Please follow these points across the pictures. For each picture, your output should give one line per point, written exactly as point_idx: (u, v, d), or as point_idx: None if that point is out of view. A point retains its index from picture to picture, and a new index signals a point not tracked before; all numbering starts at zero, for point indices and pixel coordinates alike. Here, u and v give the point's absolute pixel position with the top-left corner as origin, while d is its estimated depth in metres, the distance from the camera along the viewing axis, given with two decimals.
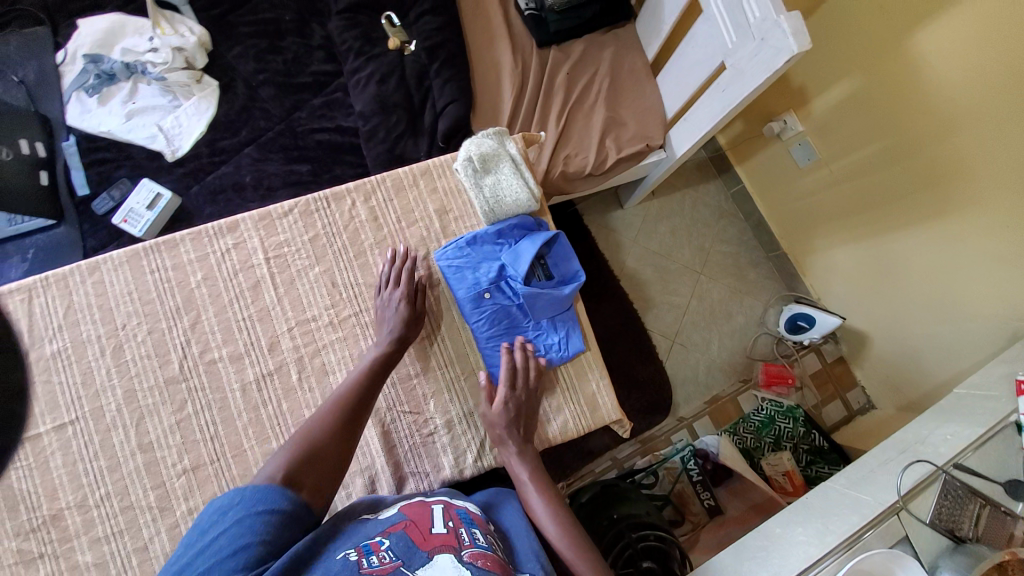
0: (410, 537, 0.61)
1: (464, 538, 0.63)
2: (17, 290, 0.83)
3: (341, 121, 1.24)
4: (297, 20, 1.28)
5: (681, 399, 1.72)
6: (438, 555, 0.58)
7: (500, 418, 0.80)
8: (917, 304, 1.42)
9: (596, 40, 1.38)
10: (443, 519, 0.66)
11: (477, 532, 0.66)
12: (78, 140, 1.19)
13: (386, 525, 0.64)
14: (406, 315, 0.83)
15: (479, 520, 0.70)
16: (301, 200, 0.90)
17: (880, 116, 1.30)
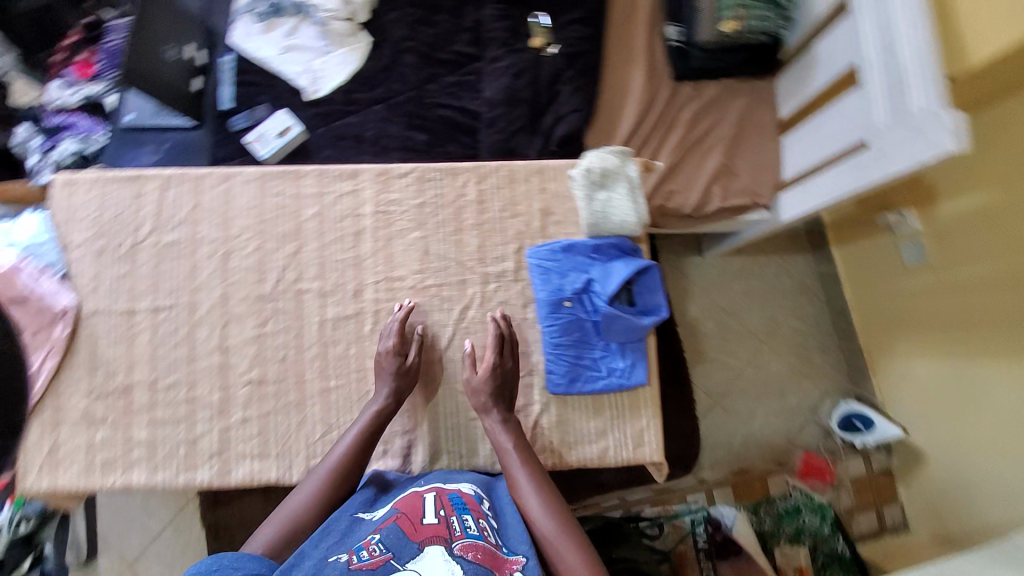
0: (400, 529, 0.66)
1: (454, 528, 0.67)
2: (157, 177, 0.92)
3: (466, 101, 1.28)
4: (454, 0, 1.34)
5: (708, 462, 1.66)
6: (427, 547, 0.64)
7: (488, 375, 0.82)
8: (991, 444, 1.31)
9: (732, 86, 1.37)
10: (433, 509, 0.70)
11: (469, 519, 0.70)
12: (235, 59, 1.30)
13: (378, 521, 0.69)
14: (407, 371, 0.82)
15: (472, 505, 0.73)
16: (421, 165, 0.93)
17: (1010, 239, 1.19)
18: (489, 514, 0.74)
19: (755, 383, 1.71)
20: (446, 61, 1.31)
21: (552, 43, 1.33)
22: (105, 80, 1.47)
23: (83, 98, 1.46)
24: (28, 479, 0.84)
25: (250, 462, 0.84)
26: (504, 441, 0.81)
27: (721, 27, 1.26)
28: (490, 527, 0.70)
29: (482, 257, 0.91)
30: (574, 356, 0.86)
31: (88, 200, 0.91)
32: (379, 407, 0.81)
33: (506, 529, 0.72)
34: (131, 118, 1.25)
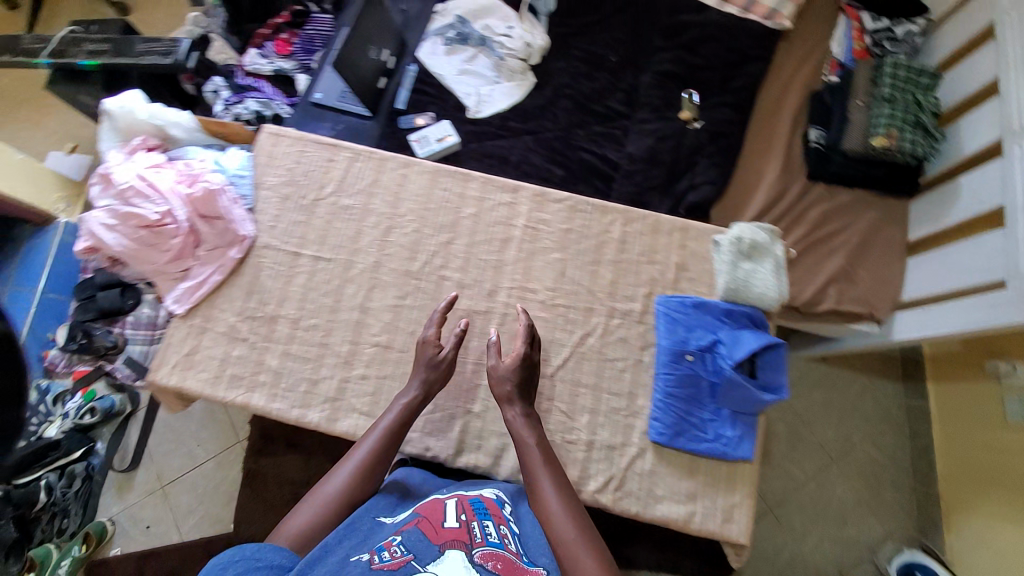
0: (421, 530, 0.65)
1: (476, 534, 0.66)
2: (351, 150, 1.05)
3: (608, 151, 1.37)
4: (619, 63, 1.47)
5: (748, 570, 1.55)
6: (448, 550, 0.62)
7: (515, 364, 0.84)
8: None
9: (863, 198, 1.39)
10: (455, 514, 0.69)
11: (490, 526, 0.68)
12: (417, 70, 1.48)
13: (399, 524, 0.69)
14: (442, 365, 0.85)
15: (493, 512, 0.73)
16: (575, 198, 1.01)
17: None
18: (510, 519, 0.73)
19: (814, 500, 1.61)
20: (598, 113, 1.42)
21: (699, 119, 1.40)
22: (297, 61, 1.71)
23: (274, 70, 1.69)
24: (159, 373, 0.91)
25: (356, 418, 0.89)
26: (527, 437, 0.80)
27: (871, 140, 1.35)
28: (511, 535, 0.69)
29: (613, 292, 0.95)
30: (683, 411, 0.87)
31: (288, 152, 1.05)
32: (411, 399, 0.83)
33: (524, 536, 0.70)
34: (319, 96, 1.43)
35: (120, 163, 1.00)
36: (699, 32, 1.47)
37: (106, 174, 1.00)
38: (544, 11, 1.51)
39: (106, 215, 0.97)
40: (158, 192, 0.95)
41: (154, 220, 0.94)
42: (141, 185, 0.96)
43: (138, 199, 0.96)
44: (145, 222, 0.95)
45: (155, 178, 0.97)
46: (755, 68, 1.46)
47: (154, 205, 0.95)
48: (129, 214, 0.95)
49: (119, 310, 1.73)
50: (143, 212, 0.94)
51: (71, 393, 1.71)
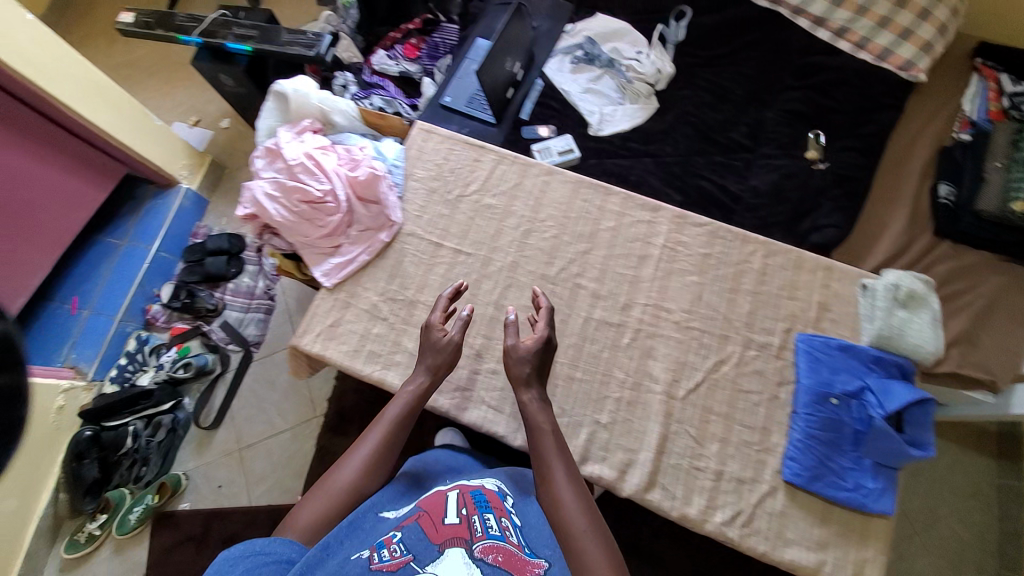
0: (421, 528, 0.69)
1: (475, 528, 0.68)
2: (497, 154, 1.09)
3: (728, 183, 1.35)
4: (745, 96, 1.46)
5: None
6: (446, 549, 0.65)
7: (536, 347, 0.84)
8: None
9: (991, 262, 1.31)
10: (455, 509, 0.72)
11: (491, 519, 0.71)
12: (543, 85, 1.53)
13: (401, 521, 0.72)
14: (441, 353, 0.85)
15: (494, 503, 0.75)
16: (717, 223, 1.00)
17: None
18: (511, 512, 0.75)
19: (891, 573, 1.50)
20: (721, 143, 1.41)
21: (824, 160, 1.37)
22: (422, 65, 1.80)
23: (400, 72, 1.79)
24: (304, 338, 0.96)
25: (484, 410, 0.91)
26: (542, 423, 0.81)
27: (1009, 204, 1.27)
28: (512, 527, 0.71)
29: (750, 323, 0.94)
30: (823, 455, 0.84)
31: (438, 148, 1.10)
32: (416, 387, 0.86)
33: (525, 527, 0.73)
34: (449, 100, 1.50)
35: (290, 140, 1.07)
36: (832, 75, 1.45)
37: (275, 149, 1.07)
38: (674, 39, 1.53)
39: (271, 186, 1.03)
40: (323, 171, 1.02)
41: (316, 196, 1.01)
42: (308, 162, 1.03)
43: (304, 174, 1.03)
44: (307, 196, 1.01)
45: (322, 157, 1.04)
46: (887, 115, 1.42)
47: (317, 182, 1.02)
48: (294, 188, 1.02)
49: (223, 276, 1.86)
50: (308, 188, 1.01)
51: (166, 348, 1.80)
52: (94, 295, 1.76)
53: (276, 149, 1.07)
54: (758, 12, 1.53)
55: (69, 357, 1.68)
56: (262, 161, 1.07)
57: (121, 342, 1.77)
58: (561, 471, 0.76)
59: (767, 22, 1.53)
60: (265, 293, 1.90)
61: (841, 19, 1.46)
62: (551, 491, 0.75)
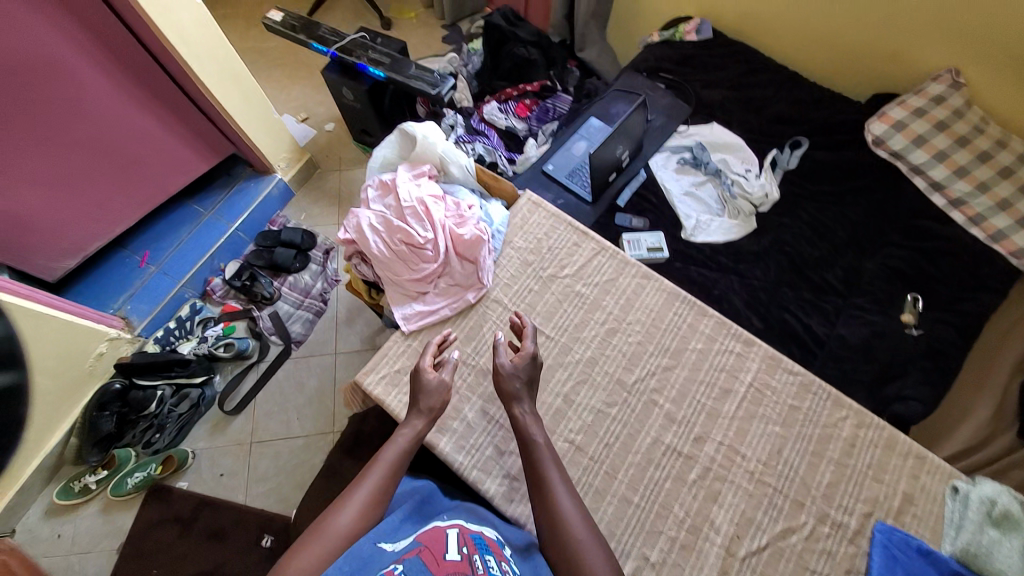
0: (424, 561, 0.63)
1: (478, 565, 0.65)
2: (598, 242, 1.09)
3: (815, 325, 1.32)
4: (846, 239, 1.44)
5: None
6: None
7: (521, 362, 0.88)
8: None
9: None
10: (456, 545, 0.68)
11: (491, 560, 0.68)
12: (646, 177, 1.54)
13: (399, 553, 0.66)
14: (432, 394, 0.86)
15: (493, 549, 0.72)
16: (810, 377, 0.96)
17: None
18: (509, 560, 0.72)
19: None
20: (813, 281, 1.38)
21: (917, 327, 1.32)
22: (529, 125, 1.87)
23: (507, 126, 1.86)
24: (368, 378, 0.96)
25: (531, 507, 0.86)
26: (534, 434, 0.82)
27: None
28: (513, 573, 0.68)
29: (827, 496, 0.88)
30: None
31: (542, 224, 1.11)
32: (415, 431, 0.85)
33: None
34: (551, 168, 1.54)
35: (408, 180, 1.11)
36: (942, 244, 1.41)
37: (392, 184, 1.11)
38: (784, 165, 1.54)
39: (378, 218, 1.06)
40: (430, 219, 1.03)
41: (417, 242, 1.02)
42: (419, 206, 1.05)
43: (411, 217, 1.04)
44: (407, 240, 1.02)
45: (432, 205, 1.05)
46: (993, 298, 1.34)
47: (421, 228, 1.03)
48: (400, 228, 1.04)
49: (286, 268, 1.92)
50: (411, 232, 1.02)
51: (213, 322, 1.85)
52: (166, 255, 1.82)
53: (393, 185, 1.11)
54: (874, 160, 1.52)
55: (123, 307, 1.72)
56: (377, 192, 1.11)
57: (175, 306, 1.82)
58: (557, 480, 0.78)
59: (881, 173, 1.52)
60: (319, 295, 1.94)
61: (959, 190, 1.43)
62: (546, 501, 0.75)
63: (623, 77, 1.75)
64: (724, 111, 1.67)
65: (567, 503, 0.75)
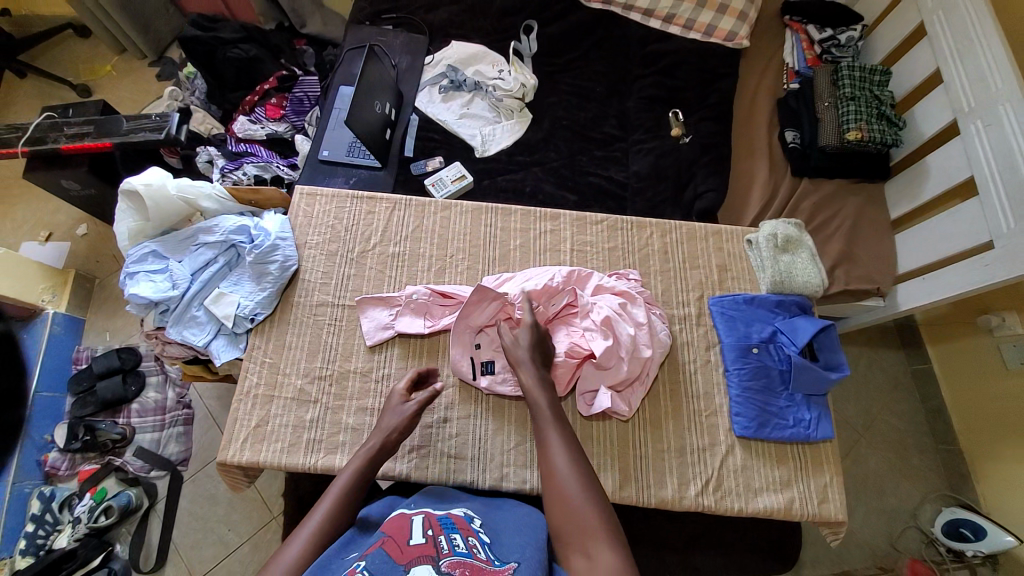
0: (387, 556, 0.64)
1: (443, 546, 0.66)
2: (386, 200, 1.08)
3: (613, 174, 1.47)
4: (604, 91, 1.59)
5: (848, 556, 1.58)
6: (414, 567, 0.62)
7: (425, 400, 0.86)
8: None
9: (846, 186, 1.47)
10: (420, 530, 0.70)
11: (458, 537, 0.69)
12: (419, 118, 1.53)
13: (364, 548, 0.67)
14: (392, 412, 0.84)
15: (461, 526, 0.73)
16: (613, 217, 1.09)
17: None
18: (479, 532, 0.73)
19: (855, 481, 1.67)
20: (597, 139, 1.52)
21: (687, 134, 1.51)
22: (290, 123, 1.71)
23: (268, 134, 1.68)
24: (228, 452, 0.88)
25: (447, 462, 0.90)
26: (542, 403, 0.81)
27: (845, 136, 1.40)
28: (480, 544, 0.68)
29: (667, 299, 1.02)
30: (762, 403, 0.92)
31: (326, 211, 1.07)
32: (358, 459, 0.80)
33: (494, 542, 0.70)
34: (327, 153, 1.43)
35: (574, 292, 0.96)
36: (674, 57, 1.60)
37: (575, 277, 0.98)
38: (528, 53, 1.60)
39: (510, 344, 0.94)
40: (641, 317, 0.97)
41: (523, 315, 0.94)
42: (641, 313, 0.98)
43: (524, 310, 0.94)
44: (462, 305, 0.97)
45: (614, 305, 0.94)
46: (729, 83, 1.57)
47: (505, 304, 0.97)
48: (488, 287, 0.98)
49: (122, 398, 1.58)
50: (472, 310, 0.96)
51: (79, 496, 1.50)
52: None
53: (573, 276, 0.98)
54: (593, 15, 1.65)
55: None
56: (540, 289, 0.95)
57: (22, 506, 1.46)
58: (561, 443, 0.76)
59: (603, 24, 1.65)
60: (178, 402, 1.64)
61: (665, 8, 1.61)
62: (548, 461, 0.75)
63: (348, 33, 1.65)
64: (456, 26, 1.67)
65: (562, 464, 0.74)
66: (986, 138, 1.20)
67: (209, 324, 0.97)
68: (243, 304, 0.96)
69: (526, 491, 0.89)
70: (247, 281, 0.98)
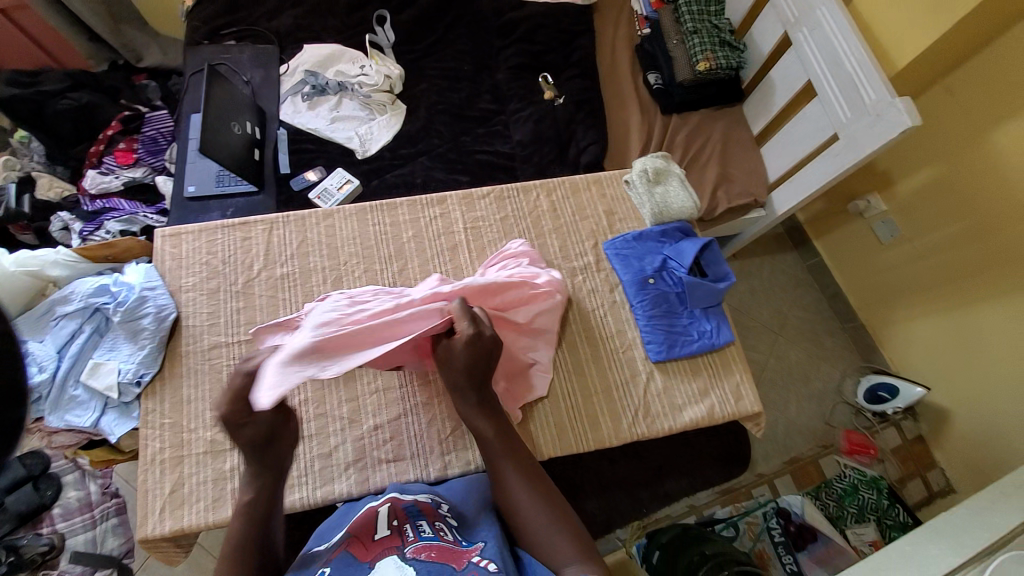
0: (354, 555, 0.65)
1: (409, 534, 0.69)
2: (262, 222, 1.03)
3: (499, 148, 1.49)
4: (473, 69, 1.59)
5: (792, 443, 1.75)
6: (379, 560, 0.63)
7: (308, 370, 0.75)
8: (976, 368, 1.52)
9: (710, 114, 1.59)
10: (386, 522, 0.72)
11: (423, 524, 0.72)
12: (288, 132, 1.45)
13: (331, 551, 0.69)
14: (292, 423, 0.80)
15: (427, 511, 0.77)
16: (498, 188, 1.11)
17: (948, 203, 1.47)
18: (446, 514, 0.77)
19: (785, 376, 1.82)
20: (477, 116, 1.53)
21: (560, 95, 1.56)
22: (148, 166, 1.57)
23: (125, 183, 1.53)
24: (148, 526, 0.83)
25: (387, 466, 0.92)
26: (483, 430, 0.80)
27: (696, 68, 1.50)
28: (445, 525, 0.72)
29: (565, 254, 1.06)
30: (667, 326, 0.99)
31: (198, 249, 1.00)
32: (240, 504, 0.74)
33: (461, 524, 0.75)
34: (194, 189, 1.33)
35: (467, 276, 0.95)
36: (530, 22, 1.63)
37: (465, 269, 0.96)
38: (387, 43, 1.57)
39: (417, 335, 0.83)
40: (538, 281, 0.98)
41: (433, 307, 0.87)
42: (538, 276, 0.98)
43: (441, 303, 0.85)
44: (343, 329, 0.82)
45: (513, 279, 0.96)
46: (586, 39, 1.62)
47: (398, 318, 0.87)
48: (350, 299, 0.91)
49: (39, 507, 1.37)
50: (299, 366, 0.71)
51: None
52: None
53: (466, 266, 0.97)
54: None
55: None
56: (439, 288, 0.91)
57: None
58: (513, 473, 0.78)
59: (454, 2, 1.64)
60: (105, 493, 1.45)
61: None
62: (504, 491, 0.77)
63: (187, 57, 1.53)
64: (305, 29, 1.59)
65: (522, 496, 0.75)
66: (813, 42, 1.33)
67: (93, 401, 0.90)
68: (124, 369, 0.89)
69: (473, 471, 0.94)
70: (122, 343, 0.91)
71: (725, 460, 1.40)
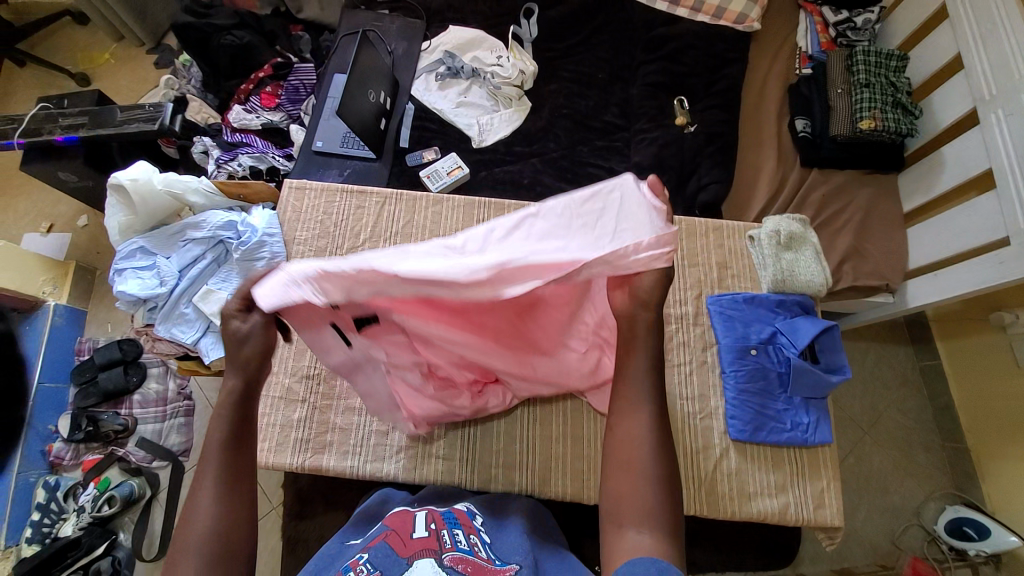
0: (391, 545, 0.67)
1: (446, 541, 0.69)
2: (377, 194, 1.06)
3: (614, 165, 1.43)
4: (608, 78, 1.54)
5: (847, 552, 1.57)
6: (418, 560, 0.64)
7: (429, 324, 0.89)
8: None
9: (857, 177, 1.41)
10: (424, 524, 0.72)
11: (460, 534, 0.71)
12: (414, 107, 1.49)
13: (368, 539, 0.71)
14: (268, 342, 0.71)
15: (464, 521, 0.76)
16: None
17: None
18: (481, 529, 0.76)
19: (859, 479, 1.63)
20: (597, 128, 1.48)
21: (693, 123, 1.46)
22: (285, 112, 1.68)
23: (263, 123, 1.65)
24: None
25: (436, 462, 0.93)
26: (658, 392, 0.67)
27: (857, 125, 1.33)
28: (481, 542, 0.71)
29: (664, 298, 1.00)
30: (758, 405, 0.90)
31: (315, 206, 1.05)
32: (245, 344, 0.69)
33: (495, 542, 0.73)
34: (321, 145, 1.41)
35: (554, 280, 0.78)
36: (680, 40, 1.54)
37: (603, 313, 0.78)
38: (529, 38, 1.55)
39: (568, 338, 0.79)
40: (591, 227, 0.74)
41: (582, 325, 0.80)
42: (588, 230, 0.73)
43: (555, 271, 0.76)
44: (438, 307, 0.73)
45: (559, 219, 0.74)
46: (736, 68, 1.51)
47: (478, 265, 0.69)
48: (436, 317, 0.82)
49: (123, 389, 1.54)
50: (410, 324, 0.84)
51: (83, 485, 1.48)
52: None
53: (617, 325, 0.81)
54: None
55: None
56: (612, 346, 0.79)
57: (27, 496, 1.44)
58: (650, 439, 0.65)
59: (605, 8, 1.59)
60: (179, 394, 1.60)
61: None
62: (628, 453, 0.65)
63: (343, 19, 1.60)
64: (454, 10, 1.61)
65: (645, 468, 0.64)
66: (1008, 127, 1.13)
67: (197, 322, 1.00)
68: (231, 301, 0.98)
69: (514, 492, 0.93)
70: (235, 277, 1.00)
71: (770, 552, 1.27)
